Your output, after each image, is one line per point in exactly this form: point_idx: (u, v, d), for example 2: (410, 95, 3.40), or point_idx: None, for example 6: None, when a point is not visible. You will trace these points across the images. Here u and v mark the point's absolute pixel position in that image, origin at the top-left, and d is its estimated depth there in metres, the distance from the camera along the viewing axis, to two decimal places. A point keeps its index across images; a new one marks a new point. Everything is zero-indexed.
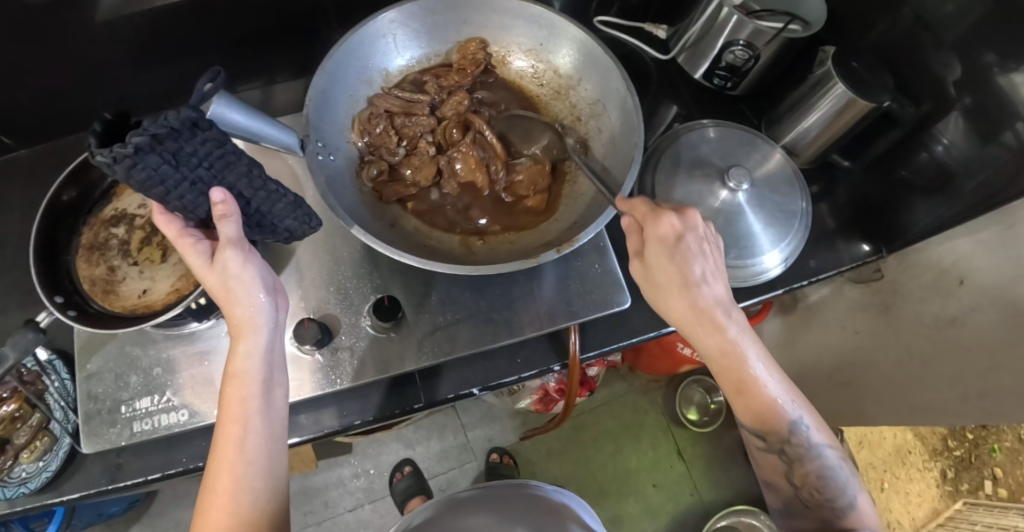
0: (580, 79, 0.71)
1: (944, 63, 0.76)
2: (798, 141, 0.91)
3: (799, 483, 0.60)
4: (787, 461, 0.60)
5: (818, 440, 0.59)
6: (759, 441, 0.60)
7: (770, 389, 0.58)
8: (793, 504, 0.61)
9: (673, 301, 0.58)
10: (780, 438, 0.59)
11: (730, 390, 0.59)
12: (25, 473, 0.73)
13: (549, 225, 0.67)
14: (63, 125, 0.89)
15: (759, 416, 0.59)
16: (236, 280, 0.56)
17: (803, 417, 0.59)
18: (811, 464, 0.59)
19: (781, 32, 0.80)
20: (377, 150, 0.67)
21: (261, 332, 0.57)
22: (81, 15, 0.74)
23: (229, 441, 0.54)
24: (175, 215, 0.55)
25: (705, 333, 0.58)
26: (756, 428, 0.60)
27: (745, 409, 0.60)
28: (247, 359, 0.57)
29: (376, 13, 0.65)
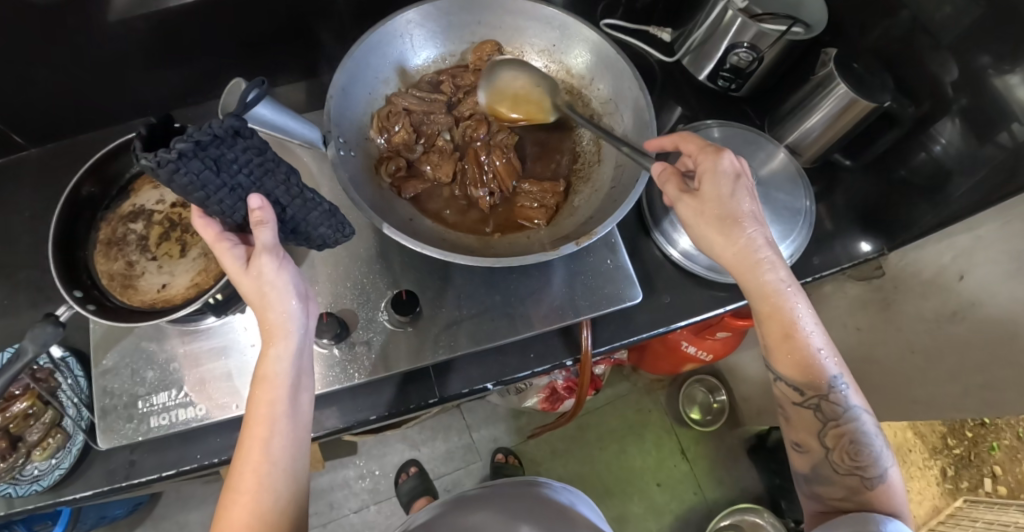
0: (593, 79, 0.72)
1: (941, 65, 0.79)
2: (801, 140, 0.93)
3: (829, 443, 0.61)
4: (824, 419, 0.61)
5: (854, 402, 0.61)
6: (796, 394, 0.61)
7: (813, 338, 0.60)
8: (819, 469, 0.62)
9: (723, 243, 0.59)
10: (818, 394, 0.60)
11: (775, 336, 0.60)
12: (37, 471, 0.73)
13: (566, 220, 0.67)
14: (75, 124, 0.90)
15: (797, 373, 0.60)
16: (274, 285, 0.56)
17: (842, 375, 0.60)
18: (846, 423, 0.60)
19: (785, 34, 0.83)
20: (396, 148, 0.68)
21: (292, 337, 0.57)
22: (97, 15, 0.75)
23: (256, 442, 0.55)
24: (213, 218, 0.55)
25: (756, 278, 0.59)
26: (797, 381, 0.61)
27: (787, 362, 0.60)
28: (278, 363, 0.57)
29: (396, 14, 0.67)
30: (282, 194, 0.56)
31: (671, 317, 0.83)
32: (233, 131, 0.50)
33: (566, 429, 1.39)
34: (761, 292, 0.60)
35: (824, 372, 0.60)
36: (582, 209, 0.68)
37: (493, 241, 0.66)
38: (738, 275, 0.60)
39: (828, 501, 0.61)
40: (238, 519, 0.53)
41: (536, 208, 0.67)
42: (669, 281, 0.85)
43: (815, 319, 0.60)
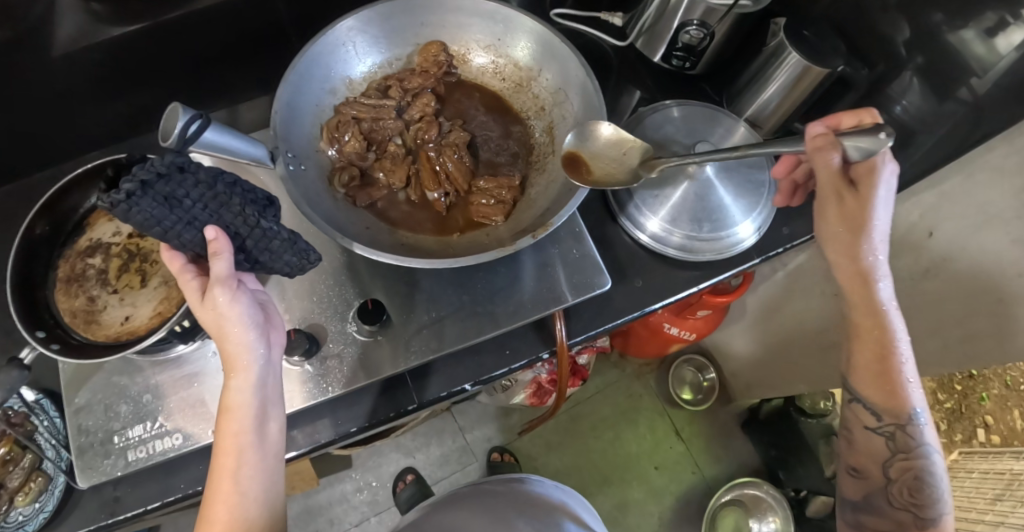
0: (541, 69, 0.71)
1: (891, 25, 0.79)
2: (759, 113, 0.92)
3: (892, 475, 0.64)
4: (898, 447, 0.64)
5: (929, 441, 0.63)
6: (872, 419, 0.65)
7: (904, 368, 0.63)
8: (873, 498, 0.66)
9: (840, 259, 0.63)
10: (894, 423, 0.64)
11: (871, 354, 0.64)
12: (22, 516, 0.72)
13: (524, 214, 0.66)
14: (29, 162, 0.88)
15: (887, 401, 0.64)
16: (230, 313, 0.55)
17: (923, 411, 0.63)
18: (914, 458, 0.63)
19: (732, 8, 0.83)
20: (347, 157, 0.67)
21: (253, 367, 0.57)
22: (37, 53, 0.74)
23: (224, 473, 0.55)
24: (178, 251, 0.55)
25: (866, 299, 0.63)
26: (879, 406, 0.64)
27: (872, 386, 0.64)
28: (243, 393, 0.56)
29: (335, 22, 0.66)
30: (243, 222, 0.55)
31: (645, 301, 0.83)
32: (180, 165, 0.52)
33: (560, 422, 1.39)
34: (859, 304, 0.63)
35: (908, 403, 0.63)
36: (539, 201, 0.67)
37: (448, 240, 0.66)
38: (848, 292, 0.64)
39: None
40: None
41: (491, 206, 0.66)
42: (641, 265, 0.85)
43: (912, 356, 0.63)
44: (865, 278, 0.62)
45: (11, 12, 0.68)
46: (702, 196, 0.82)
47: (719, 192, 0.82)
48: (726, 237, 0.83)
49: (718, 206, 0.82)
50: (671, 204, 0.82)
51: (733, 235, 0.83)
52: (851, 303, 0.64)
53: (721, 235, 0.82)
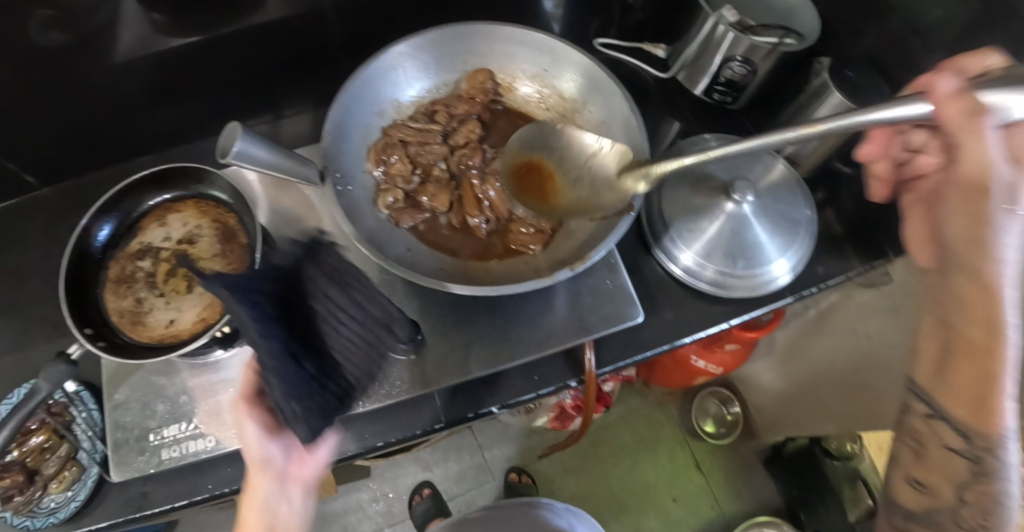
0: (585, 101, 0.72)
1: (937, 67, 0.79)
2: (800, 149, 0.91)
3: (965, 498, 0.51)
4: (969, 457, 0.51)
5: (1013, 462, 0.49)
6: (955, 438, 0.51)
7: (1006, 384, 0.48)
8: (937, 515, 0.53)
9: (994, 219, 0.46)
10: (983, 445, 0.49)
11: (962, 355, 0.49)
12: (53, 503, 0.74)
13: (563, 245, 0.67)
14: (85, 162, 0.92)
15: (979, 416, 0.49)
16: (255, 452, 0.59)
17: (1014, 429, 0.49)
18: (994, 482, 0.50)
19: (776, 45, 0.83)
20: (392, 179, 0.69)
21: (266, 496, 0.60)
22: (100, 56, 0.78)
23: None
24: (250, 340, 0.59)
25: (985, 303, 0.47)
26: (970, 421, 0.50)
27: (963, 395, 0.50)
28: (255, 518, 0.59)
29: (388, 47, 0.68)
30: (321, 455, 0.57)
31: (676, 333, 0.83)
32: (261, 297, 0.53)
33: (578, 446, 1.38)
34: (968, 273, 0.48)
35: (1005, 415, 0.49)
36: (578, 234, 0.67)
37: (486, 265, 0.67)
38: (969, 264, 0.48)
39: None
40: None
41: (530, 234, 0.67)
42: (672, 297, 0.85)
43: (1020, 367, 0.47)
44: (991, 282, 0.47)
45: (77, 20, 0.72)
46: (738, 233, 0.81)
47: (756, 229, 0.82)
48: (760, 275, 0.82)
49: (754, 242, 0.82)
50: (706, 237, 0.82)
51: (767, 273, 0.82)
52: (964, 274, 0.49)
53: (755, 272, 0.82)
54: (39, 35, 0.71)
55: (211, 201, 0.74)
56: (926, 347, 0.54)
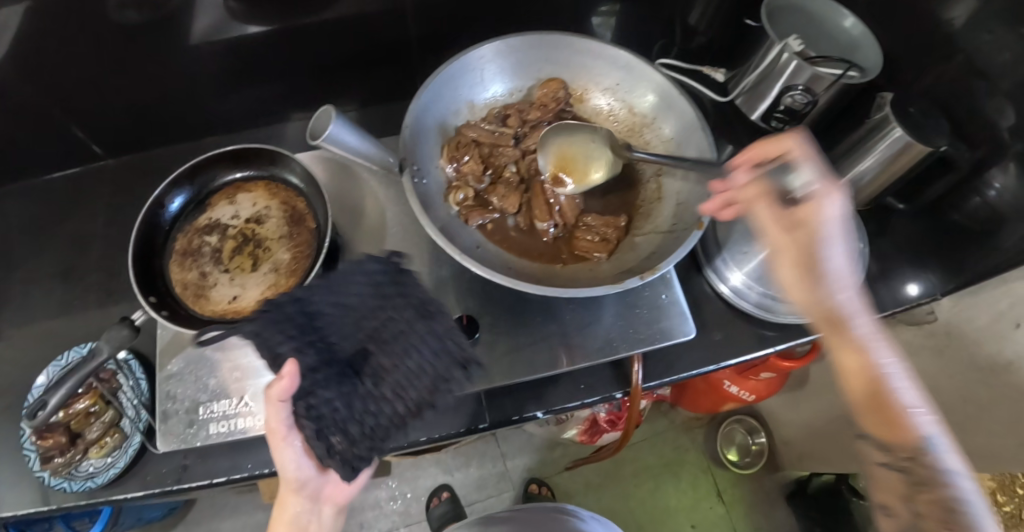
0: (656, 117, 0.75)
1: (998, 110, 0.79)
2: (853, 184, 0.92)
3: (916, 509, 0.48)
4: (893, 510, 0.50)
5: (953, 469, 0.48)
6: (881, 453, 0.52)
7: (892, 379, 0.53)
8: None
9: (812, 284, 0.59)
10: (908, 456, 0.50)
11: (850, 378, 0.55)
12: (93, 468, 0.74)
13: (628, 255, 0.70)
14: (151, 138, 0.95)
15: (875, 423, 0.53)
16: (289, 468, 0.62)
17: (938, 437, 0.50)
18: (940, 490, 0.47)
19: (840, 78, 0.86)
20: (464, 177, 0.72)
21: (299, 509, 0.64)
22: (177, 37, 0.80)
23: None
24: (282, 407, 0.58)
25: (845, 340, 0.55)
26: (877, 434, 0.52)
27: (862, 398, 0.54)
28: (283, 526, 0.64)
29: (470, 49, 0.72)
30: (341, 460, 0.58)
31: (719, 355, 0.83)
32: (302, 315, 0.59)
33: (602, 463, 1.41)
34: (834, 323, 0.57)
35: (913, 431, 0.51)
36: (642, 246, 0.70)
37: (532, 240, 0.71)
38: (823, 335, 0.58)
39: None
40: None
41: (595, 242, 0.70)
42: (721, 319, 0.85)
43: (902, 365, 0.54)
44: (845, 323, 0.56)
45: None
46: None
47: None
48: None
49: None
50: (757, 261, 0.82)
51: None
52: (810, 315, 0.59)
53: None
54: (117, 12, 0.73)
55: (281, 184, 0.76)
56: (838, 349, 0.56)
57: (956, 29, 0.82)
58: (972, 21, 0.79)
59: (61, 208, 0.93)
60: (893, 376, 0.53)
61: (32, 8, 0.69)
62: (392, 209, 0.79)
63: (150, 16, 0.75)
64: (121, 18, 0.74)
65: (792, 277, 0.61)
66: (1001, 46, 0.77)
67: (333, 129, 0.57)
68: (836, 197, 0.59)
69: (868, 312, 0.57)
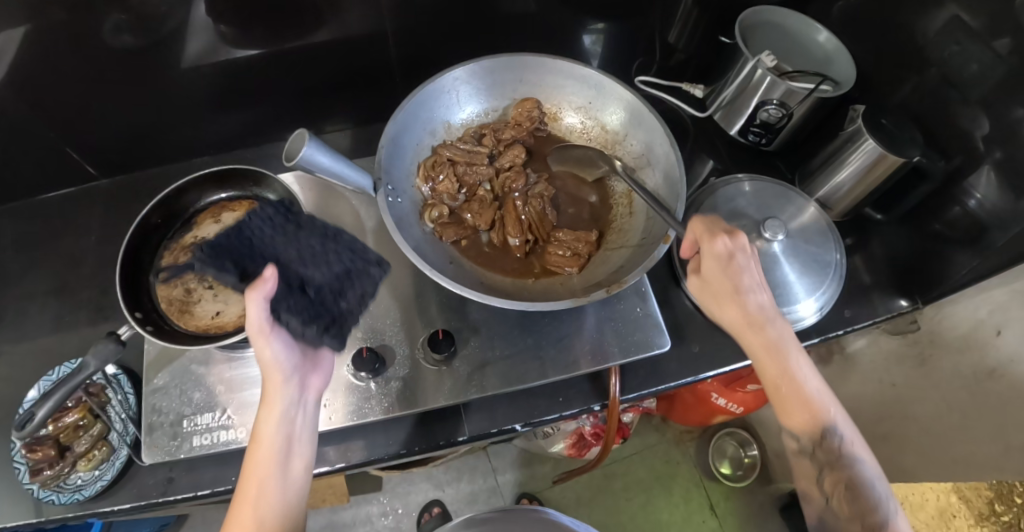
0: (626, 134, 0.78)
1: (972, 119, 0.78)
2: (831, 195, 0.94)
3: (828, 491, 0.65)
4: (815, 498, 0.66)
5: (854, 451, 0.64)
6: (795, 441, 0.67)
7: (807, 381, 0.66)
8: (825, 516, 0.65)
9: (730, 309, 0.68)
10: (831, 451, 0.64)
11: (769, 385, 0.67)
12: (81, 480, 0.75)
13: (598, 269, 0.72)
14: (144, 159, 0.98)
15: (797, 423, 0.66)
16: (273, 362, 0.61)
17: (837, 420, 0.65)
18: (840, 468, 0.64)
19: (813, 92, 0.87)
20: (439, 196, 0.75)
21: (284, 403, 0.62)
22: (168, 61, 0.83)
23: (247, 508, 0.58)
24: (260, 305, 0.58)
25: (778, 362, 0.66)
26: (797, 429, 0.66)
27: (792, 413, 0.66)
28: (271, 426, 0.61)
29: (445, 72, 0.75)
30: (325, 333, 0.60)
31: (699, 367, 0.83)
32: (214, 257, 0.59)
33: (593, 477, 1.41)
34: (762, 351, 0.67)
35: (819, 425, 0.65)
36: (613, 259, 0.73)
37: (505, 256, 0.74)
38: (761, 358, 0.67)
39: None
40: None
41: (566, 257, 0.73)
42: (699, 331, 0.86)
43: (814, 370, 0.66)
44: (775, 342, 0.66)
45: (145, 24, 0.77)
46: (765, 270, 0.83)
47: (783, 268, 0.83)
48: (786, 314, 0.82)
49: (781, 281, 0.83)
50: None
51: (793, 312, 0.82)
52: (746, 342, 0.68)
53: (781, 311, 0.82)
54: (112, 36, 0.76)
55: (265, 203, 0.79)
56: (768, 366, 0.66)
57: (928, 40, 0.82)
58: (941, 32, 0.80)
59: (55, 228, 0.95)
60: (804, 378, 0.66)
61: (29, 34, 0.72)
62: (374, 226, 0.82)
63: (142, 41, 0.78)
64: (115, 43, 0.77)
65: (729, 318, 0.68)
66: (969, 56, 0.77)
67: (307, 151, 0.59)
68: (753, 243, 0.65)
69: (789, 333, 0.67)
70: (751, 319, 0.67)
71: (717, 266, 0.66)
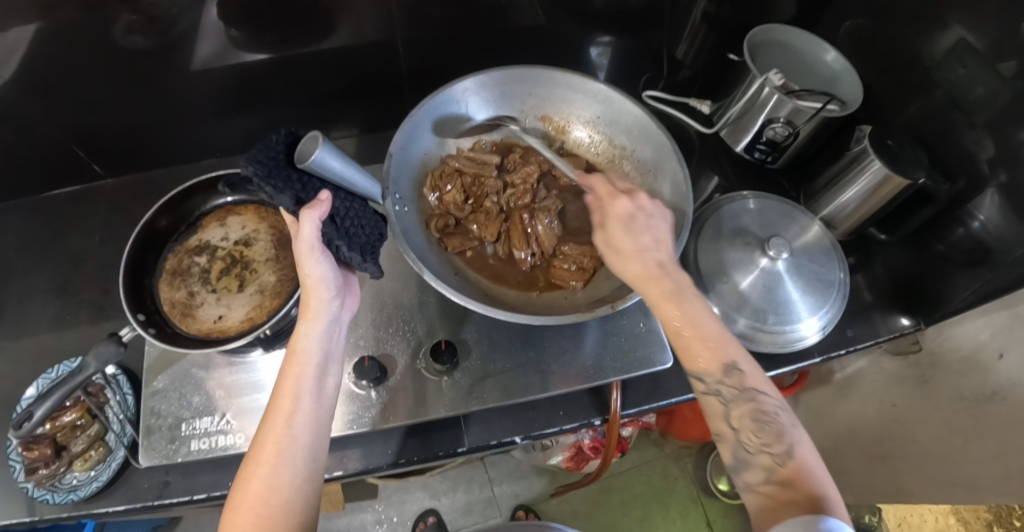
0: (634, 150, 0.80)
1: (976, 142, 0.78)
2: (835, 214, 0.95)
3: (734, 425, 0.58)
4: (724, 436, 0.59)
5: (759, 384, 0.59)
6: (700, 384, 0.61)
7: (708, 323, 0.62)
8: (738, 456, 0.58)
9: (629, 258, 0.64)
10: (736, 386, 0.59)
11: (672, 337, 0.62)
12: (76, 481, 0.74)
13: (603, 283, 0.73)
14: (150, 159, 0.98)
15: (698, 364, 0.61)
16: (315, 278, 0.62)
17: (739, 357, 0.60)
18: (744, 403, 0.59)
19: (819, 111, 0.87)
20: (445, 206, 0.76)
21: (323, 321, 0.63)
22: (178, 63, 0.83)
23: (280, 414, 0.58)
24: (315, 223, 0.58)
25: (682, 307, 0.62)
26: (696, 370, 0.61)
27: (698, 359, 0.61)
28: (310, 340, 0.62)
29: (456, 82, 0.76)
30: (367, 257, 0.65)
31: None
32: (268, 160, 0.57)
33: (590, 491, 1.40)
34: (664, 300, 0.62)
35: (721, 360, 0.60)
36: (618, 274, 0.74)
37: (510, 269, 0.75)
38: (655, 306, 0.63)
39: (757, 490, 0.55)
40: (240, 524, 0.53)
41: (572, 270, 0.74)
42: None
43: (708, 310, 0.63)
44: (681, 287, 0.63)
45: (157, 26, 0.77)
46: (769, 288, 0.83)
47: (787, 286, 0.84)
48: (789, 332, 0.82)
49: (784, 299, 0.83)
50: (739, 289, 0.84)
51: (796, 331, 0.83)
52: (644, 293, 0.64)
53: (785, 329, 0.82)
54: (124, 36, 0.77)
55: (271, 208, 0.79)
56: (669, 311, 0.62)
57: (935, 63, 0.82)
58: (949, 54, 0.80)
59: (59, 226, 0.95)
60: (704, 318, 0.62)
61: (40, 33, 0.73)
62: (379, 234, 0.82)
63: (153, 42, 0.79)
64: (126, 43, 0.77)
65: (621, 265, 0.65)
66: (976, 80, 0.77)
67: (319, 154, 0.56)
68: (656, 204, 0.68)
69: (687, 280, 0.64)
70: (643, 266, 0.64)
71: (620, 226, 0.66)
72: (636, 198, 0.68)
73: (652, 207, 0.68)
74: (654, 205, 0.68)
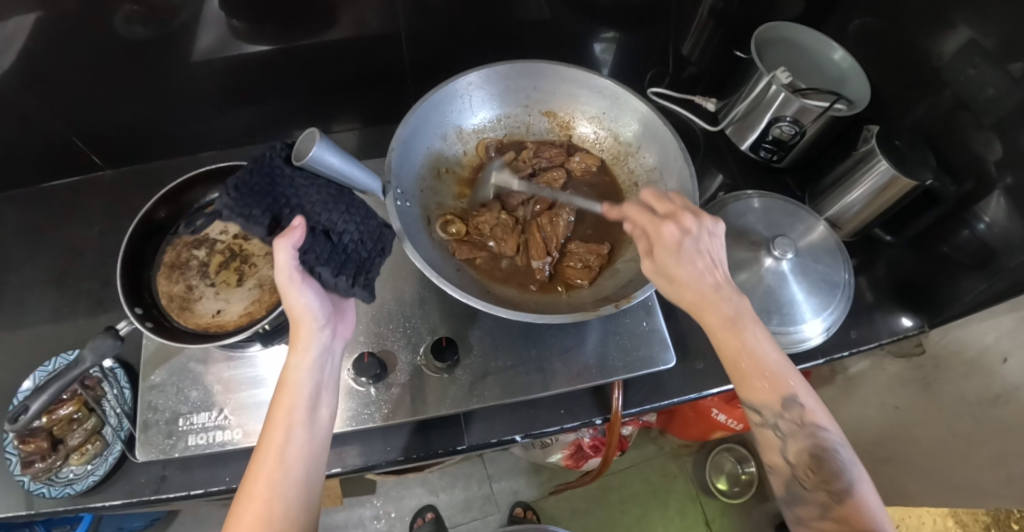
0: (640, 147, 0.79)
1: (985, 143, 0.78)
2: (840, 215, 0.94)
3: (791, 460, 0.60)
4: (779, 468, 0.61)
5: (818, 419, 0.59)
6: (756, 415, 0.61)
7: (766, 354, 0.60)
8: (793, 488, 0.60)
9: (684, 288, 0.61)
10: (795, 421, 0.59)
11: (729, 369, 0.61)
12: (72, 475, 0.74)
13: (607, 281, 0.73)
14: (149, 150, 0.97)
15: (756, 396, 0.60)
16: (303, 309, 0.61)
17: (798, 391, 0.59)
18: (801, 439, 0.59)
19: (826, 110, 0.86)
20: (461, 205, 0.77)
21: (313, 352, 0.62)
22: (178, 54, 0.82)
23: (272, 447, 0.57)
24: (290, 252, 0.57)
25: (735, 339, 0.60)
26: (754, 402, 0.60)
27: (756, 392, 0.60)
28: (302, 371, 0.61)
29: (460, 76, 0.75)
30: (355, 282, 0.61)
31: (702, 383, 0.82)
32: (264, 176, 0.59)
33: (589, 489, 1.40)
34: (720, 327, 0.61)
35: (780, 393, 0.59)
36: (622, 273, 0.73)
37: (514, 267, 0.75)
38: (716, 338, 0.61)
39: (812, 524, 0.58)
40: None
41: (579, 269, 0.74)
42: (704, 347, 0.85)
43: (767, 339, 0.61)
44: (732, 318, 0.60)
45: (158, 16, 0.76)
46: (773, 289, 0.82)
47: (791, 288, 0.83)
48: (793, 333, 0.82)
49: (788, 300, 0.82)
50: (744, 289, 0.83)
51: (799, 332, 0.82)
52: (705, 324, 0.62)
53: (789, 330, 0.81)
54: (124, 26, 0.75)
55: None
56: (726, 342, 0.60)
57: (944, 63, 0.81)
58: (958, 54, 0.79)
59: (56, 217, 0.94)
60: (762, 349, 0.60)
61: (39, 22, 0.71)
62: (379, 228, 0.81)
63: (152, 32, 0.77)
64: (127, 33, 0.76)
65: (678, 293, 0.62)
66: (985, 81, 0.76)
67: (317, 151, 0.55)
68: (704, 223, 0.62)
69: (744, 306, 0.61)
70: (698, 295, 0.61)
71: (669, 254, 0.61)
72: (682, 220, 0.63)
73: (701, 227, 0.63)
74: (703, 224, 0.62)
